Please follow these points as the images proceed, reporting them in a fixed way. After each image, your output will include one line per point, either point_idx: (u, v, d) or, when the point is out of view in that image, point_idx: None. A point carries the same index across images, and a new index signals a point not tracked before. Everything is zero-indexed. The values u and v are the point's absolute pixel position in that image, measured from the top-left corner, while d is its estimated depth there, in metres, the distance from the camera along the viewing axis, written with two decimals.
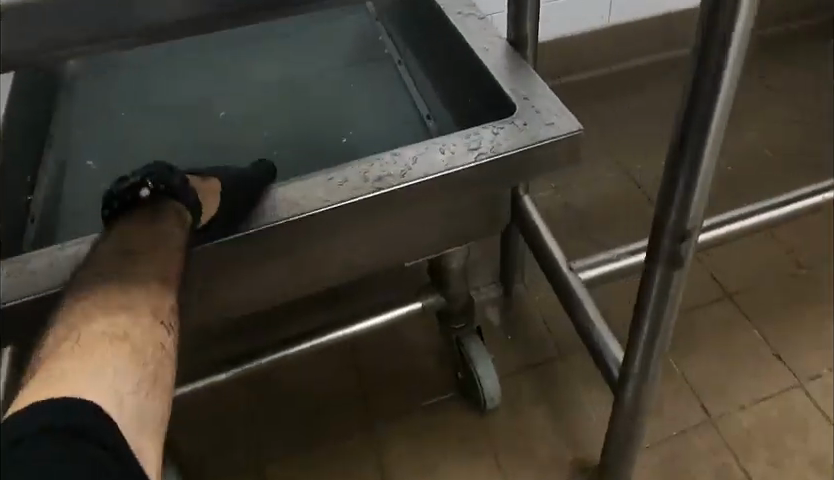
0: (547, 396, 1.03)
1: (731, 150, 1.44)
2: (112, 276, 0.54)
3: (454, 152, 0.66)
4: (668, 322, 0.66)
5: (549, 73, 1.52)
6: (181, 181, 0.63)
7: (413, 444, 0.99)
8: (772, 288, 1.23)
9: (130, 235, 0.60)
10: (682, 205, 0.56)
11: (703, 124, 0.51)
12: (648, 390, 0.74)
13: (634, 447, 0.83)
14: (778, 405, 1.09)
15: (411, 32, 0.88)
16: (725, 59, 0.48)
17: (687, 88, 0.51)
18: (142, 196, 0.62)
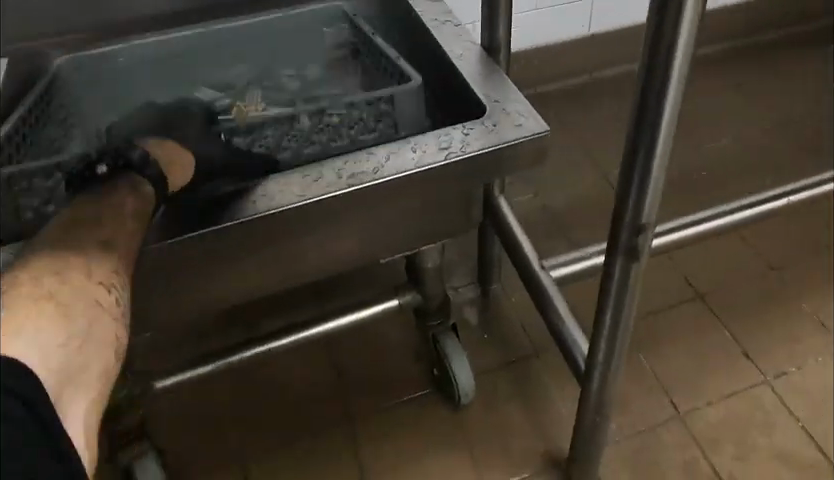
0: (521, 392, 1.06)
1: (703, 155, 1.49)
2: (56, 239, 0.48)
3: (425, 151, 0.68)
4: (629, 314, 0.70)
5: (526, 81, 1.55)
6: (140, 154, 0.56)
7: (391, 438, 1.02)
8: (741, 288, 1.27)
9: (81, 207, 0.51)
10: (636, 202, 0.59)
11: (653, 128, 0.54)
12: (612, 381, 0.78)
13: (601, 437, 0.86)
14: (745, 401, 1.12)
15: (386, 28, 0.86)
16: (671, 68, 0.51)
17: (637, 95, 0.54)
18: (100, 173, 0.54)
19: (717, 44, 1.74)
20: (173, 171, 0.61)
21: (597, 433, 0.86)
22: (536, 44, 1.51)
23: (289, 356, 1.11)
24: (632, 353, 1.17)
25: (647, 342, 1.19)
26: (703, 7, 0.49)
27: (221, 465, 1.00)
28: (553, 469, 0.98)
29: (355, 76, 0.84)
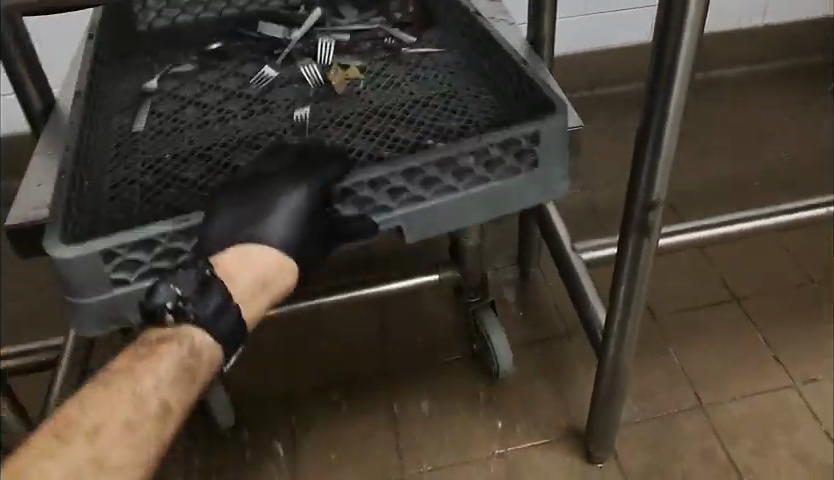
0: (548, 368, 1.13)
1: (753, 165, 1.53)
2: (179, 374, 0.55)
3: (497, 202, 0.70)
4: (641, 289, 0.78)
5: (582, 84, 1.66)
6: (215, 304, 0.57)
7: (425, 399, 1.11)
8: (776, 295, 1.30)
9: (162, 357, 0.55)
10: (649, 177, 0.68)
11: (661, 112, 0.63)
12: (625, 352, 0.85)
13: (616, 405, 0.93)
14: (770, 401, 1.15)
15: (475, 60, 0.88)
16: (679, 53, 0.59)
17: (649, 86, 0.63)
18: (166, 316, 0.56)
19: (775, 64, 1.79)
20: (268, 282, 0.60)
21: (611, 400, 0.92)
22: (573, 49, 1.60)
23: (342, 322, 1.23)
24: (659, 347, 1.22)
25: (679, 336, 1.24)
26: (706, 6, 0.57)
27: (273, 407, 1.12)
28: (572, 439, 1.05)
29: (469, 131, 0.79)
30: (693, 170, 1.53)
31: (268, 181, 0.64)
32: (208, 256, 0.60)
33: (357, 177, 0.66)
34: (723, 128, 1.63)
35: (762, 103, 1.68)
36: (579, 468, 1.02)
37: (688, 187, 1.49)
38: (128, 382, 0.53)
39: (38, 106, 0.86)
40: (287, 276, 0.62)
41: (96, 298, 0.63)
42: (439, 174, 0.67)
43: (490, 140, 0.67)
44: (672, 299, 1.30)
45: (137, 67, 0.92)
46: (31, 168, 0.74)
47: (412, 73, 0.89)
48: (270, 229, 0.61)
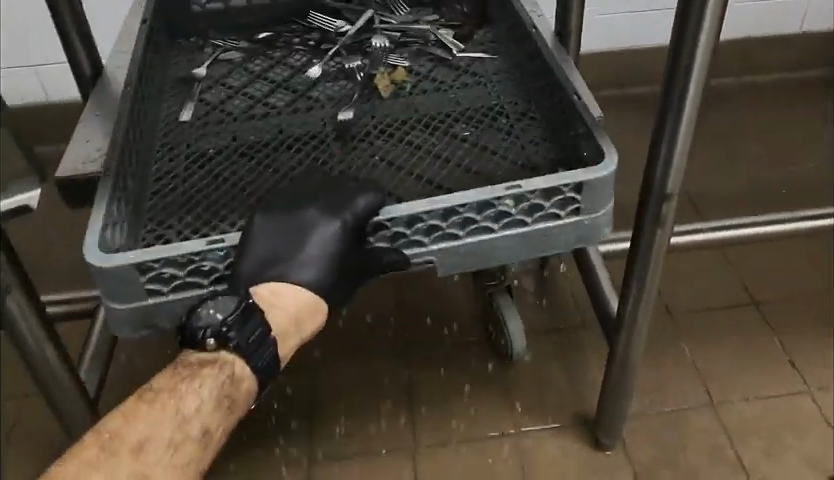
0: (562, 356, 1.16)
1: (782, 172, 1.53)
2: (221, 391, 0.62)
3: (530, 244, 0.74)
4: (652, 280, 0.82)
5: (613, 81, 1.71)
6: (257, 335, 0.63)
7: (439, 378, 1.14)
8: (797, 300, 1.31)
9: (203, 379, 0.61)
10: (664, 167, 0.73)
11: (682, 91, 0.68)
12: (636, 341, 0.89)
13: (624, 391, 0.96)
14: (783, 403, 1.15)
15: (524, 69, 0.93)
16: (696, 48, 0.65)
17: (665, 83, 0.69)
18: (209, 343, 0.62)
19: (810, 72, 1.79)
20: (302, 323, 0.67)
21: (620, 385, 0.95)
22: (602, 47, 1.67)
23: (363, 299, 1.27)
24: (674, 344, 1.23)
25: (694, 334, 1.25)
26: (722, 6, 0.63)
27: (293, 374, 1.16)
28: (581, 427, 1.07)
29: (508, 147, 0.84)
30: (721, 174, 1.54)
31: (304, 212, 0.70)
32: (248, 287, 0.66)
33: (396, 212, 0.70)
34: (750, 134, 1.63)
35: (794, 110, 1.69)
36: (586, 454, 1.04)
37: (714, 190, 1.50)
38: (172, 402, 0.60)
39: (87, 71, 0.91)
40: (319, 314, 0.68)
41: (129, 305, 0.68)
42: (477, 214, 0.71)
43: (531, 187, 0.71)
44: (691, 299, 1.31)
45: (190, 56, 0.97)
46: (81, 126, 0.79)
47: (462, 79, 0.94)
48: (303, 270, 0.68)
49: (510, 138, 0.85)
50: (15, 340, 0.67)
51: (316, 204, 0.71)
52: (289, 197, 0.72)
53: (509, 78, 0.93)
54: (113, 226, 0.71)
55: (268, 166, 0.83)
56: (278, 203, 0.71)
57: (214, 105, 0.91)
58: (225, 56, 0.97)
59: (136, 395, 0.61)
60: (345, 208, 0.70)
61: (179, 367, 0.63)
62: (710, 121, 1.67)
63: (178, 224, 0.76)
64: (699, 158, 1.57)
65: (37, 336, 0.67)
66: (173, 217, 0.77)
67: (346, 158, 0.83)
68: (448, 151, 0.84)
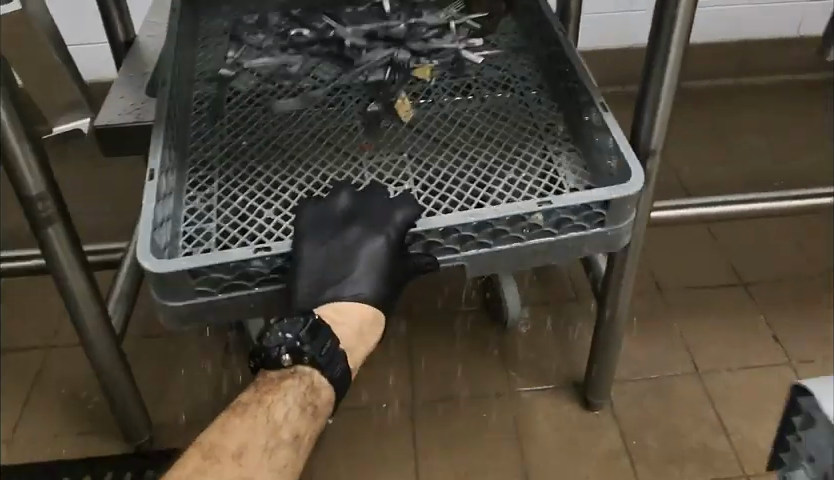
0: (557, 325, 1.23)
1: (775, 170, 1.60)
2: (305, 399, 0.67)
3: (557, 250, 0.76)
4: (634, 245, 0.91)
5: (615, 80, 1.75)
6: (330, 347, 0.67)
7: (437, 343, 1.21)
8: (784, 281, 1.35)
9: (286, 391, 0.67)
10: (649, 121, 0.81)
11: (664, 50, 0.76)
12: (620, 296, 0.97)
13: (612, 350, 1.04)
14: (765, 373, 1.20)
15: (547, 66, 0.98)
16: (677, 10, 0.73)
17: (652, 41, 0.77)
18: (284, 359, 0.67)
19: (805, 75, 1.85)
20: (368, 335, 0.71)
21: (608, 342, 1.03)
22: (606, 43, 1.70)
23: None
24: (662, 318, 1.28)
25: (682, 311, 1.30)
26: None
27: None
28: (572, 390, 1.14)
29: (531, 144, 0.88)
30: (715, 169, 1.61)
31: (349, 229, 0.74)
32: (310, 308, 0.69)
33: (432, 222, 0.73)
34: (743, 132, 1.70)
35: (787, 111, 1.76)
36: (576, 415, 1.11)
37: (710, 186, 1.57)
38: (260, 412, 0.66)
39: (121, 39, 1.06)
40: (381, 326, 0.72)
41: (185, 300, 0.71)
42: (509, 226, 0.74)
43: (563, 202, 0.73)
44: (680, 278, 1.36)
45: (215, 41, 1.03)
46: (124, 87, 0.92)
47: (485, 77, 0.98)
48: (359, 285, 0.71)
49: (537, 141, 0.88)
50: (54, 262, 0.81)
51: (360, 221, 0.74)
52: (332, 214, 0.75)
53: (531, 81, 0.97)
54: (159, 228, 0.74)
55: (301, 161, 0.87)
56: (323, 217, 0.74)
57: (244, 93, 0.96)
58: (248, 43, 1.01)
59: (227, 410, 0.67)
60: (388, 223, 0.73)
61: (261, 381, 0.68)
62: (706, 119, 1.74)
63: (217, 218, 0.79)
64: (694, 155, 1.64)
65: (70, 257, 0.81)
66: (213, 209, 0.80)
67: (376, 152, 0.87)
68: (475, 147, 0.87)
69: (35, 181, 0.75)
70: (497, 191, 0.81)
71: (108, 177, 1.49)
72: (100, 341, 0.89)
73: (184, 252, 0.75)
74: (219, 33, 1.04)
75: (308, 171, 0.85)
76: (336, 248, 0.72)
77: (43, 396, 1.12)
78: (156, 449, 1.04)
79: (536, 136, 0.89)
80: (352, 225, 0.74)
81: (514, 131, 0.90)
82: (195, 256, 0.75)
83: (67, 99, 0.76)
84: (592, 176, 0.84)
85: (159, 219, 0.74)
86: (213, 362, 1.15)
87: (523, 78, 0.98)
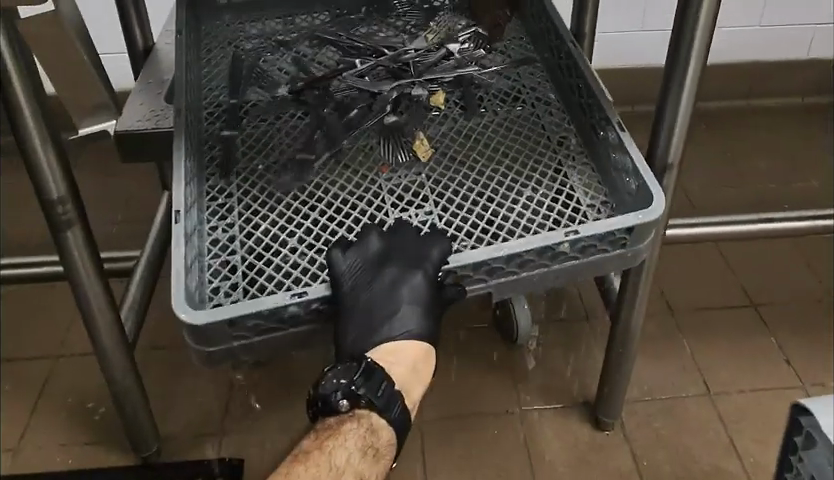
0: (567, 342, 1.23)
1: (783, 192, 1.60)
2: (366, 441, 0.67)
3: (585, 271, 0.76)
4: (651, 264, 0.90)
5: (624, 100, 1.76)
6: (387, 387, 0.67)
7: (446, 359, 1.20)
8: (795, 304, 1.34)
9: (347, 435, 0.66)
10: (666, 136, 0.82)
11: (684, 62, 0.77)
12: (635, 313, 0.96)
13: (624, 369, 1.03)
14: (778, 397, 1.18)
15: (558, 76, 0.98)
16: (697, 24, 0.74)
17: (671, 55, 0.78)
18: (343, 403, 0.67)
19: (814, 98, 1.86)
20: (421, 374, 0.71)
21: (621, 361, 1.02)
22: (616, 63, 1.71)
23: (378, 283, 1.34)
24: (674, 338, 1.27)
25: (694, 331, 1.29)
26: None
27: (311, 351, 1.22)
28: (583, 410, 1.13)
29: (547, 160, 0.88)
30: (725, 190, 1.61)
31: (385, 270, 0.72)
32: (363, 351, 0.69)
33: (464, 259, 0.72)
34: (752, 154, 1.71)
35: (796, 134, 1.76)
36: (587, 434, 1.10)
37: (720, 206, 1.57)
38: (324, 457, 0.65)
39: (140, 46, 1.08)
40: (431, 364, 0.72)
41: (221, 347, 0.68)
42: (537, 256, 0.73)
43: (587, 232, 0.73)
44: (691, 299, 1.35)
45: (227, 55, 1.03)
46: (142, 95, 0.93)
47: (493, 90, 0.98)
48: (407, 323, 0.70)
49: (554, 157, 0.88)
50: (73, 272, 0.81)
51: (395, 261, 0.73)
52: (367, 256, 0.73)
53: (541, 92, 0.98)
54: (189, 272, 0.72)
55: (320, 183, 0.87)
56: (358, 257, 0.73)
57: (259, 108, 0.96)
58: (262, 59, 1.02)
59: (292, 459, 0.66)
60: (424, 262, 0.71)
61: (320, 429, 0.68)
62: (715, 141, 1.74)
63: (241, 247, 0.79)
64: (703, 176, 1.65)
65: (88, 267, 0.82)
66: (236, 240, 0.80)
67: (395, 174, 0.87)
68: (492, 162, 0.88)
69: (57, 186, 0.76)
70: (517, 213, 0.80)
71: (120, 187, 1.49)
72: (113, 348, 0.88)
73: (212, 287, 0.75)
74: (230, 47, 1.05)
75: (327, 194, 0.85)
76: (375, 298, 0.70)
77: (50, 405, 1.11)
78: (164, 461, 1.03)
79: (551, 151, 0.89)
80: (384, 269, 0.72)
81: (529, 146, 0.90)
82: (224, 292, 0.74)
83: (95, 101, 0.86)
84: (609, 190, 0.84)
85: (189, 263, 0.73)
86: (222, 374, 1.14)
87: (533, 88, 0.98)
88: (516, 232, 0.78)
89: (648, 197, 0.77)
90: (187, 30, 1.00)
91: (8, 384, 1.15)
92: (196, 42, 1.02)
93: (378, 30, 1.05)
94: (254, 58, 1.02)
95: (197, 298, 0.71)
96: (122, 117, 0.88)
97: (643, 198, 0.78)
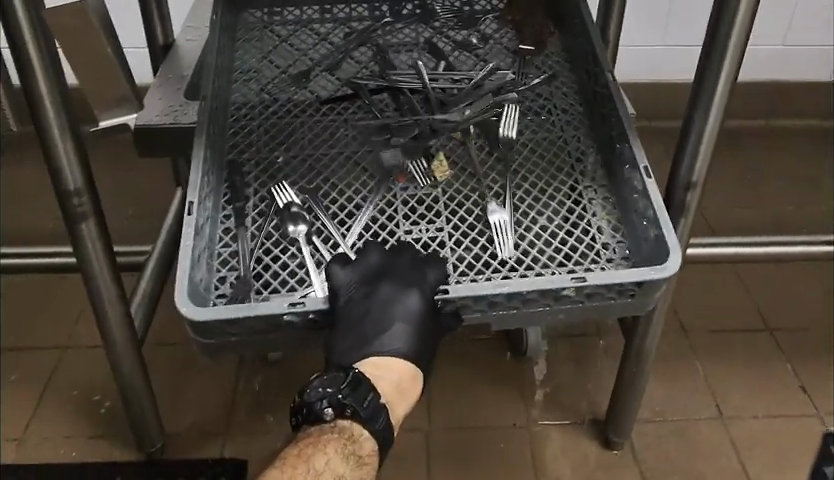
0: (577, 359, 1.21)
1: (804, 216, 1.58)
2: (348, 454, 0.62)
3: (590, 312, 0.70)
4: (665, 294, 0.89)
5: (642, 114, 1.74)
6: (372, 399, 0.62)
7: (454, 369, 1.19)
8: (812, 331, 1.32)
9: (328, 445, 0.62)
10: (692, 154, 0.80)
11: (712, 84, 0.76)
12: (650, 334, 0.94)
13: (636, 388, 1.01)
14: (791, 423, 1.16)
15: (587, 96, 0.94)
16: (730, 37, 0.72)
17: (702, 66, 0.76)
18: (326, 413, 0.62)
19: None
20: (410, 387, 0.65)
21: (634, 381, 1.00)
22: (636, 77, 1.69)
23: None
24: (687, 359, 1.25)
25: (707, 353, 1.26)
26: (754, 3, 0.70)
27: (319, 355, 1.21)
28: (593, 427, 1.11)
29: (564, 185, 0.86)
30: (744, 210, 1.59)
31: (380, 286, 0.69)
32: (350, 363, 0.65)
33: (462, 291, 0.67)
34: (772, 175, 1.68)
35: (818, 157, 1.74)
36: (596, 452, 1.09)
37: (738, 226, 1.55)
38: (300, 463, 0.62)
39: (160, 41, 1.07)
40: (421, 380, 0.67)
41: (218, 339, 0.67)
42: (539, 296, 0.68)
43: (595, 281, 0.67)
44: (705, 320, 1.33)
45: (258, 45, 1.03)
46: (158, 91, 0.92)
47: (525, 104, 0.95)
48: (394, 341, 0.66)
49: (570, 184, 0.86)
50: (86, 263, 0.81)
51: (390, 277, 0.69)
52: (365, 271, 0.70)
53: (570, 116, 0.93)
54: (197, 264, 0.71)
55: (337, 187, 0.86)
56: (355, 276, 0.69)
57: (285, 104, 0.95)
58: (292, 55, 1.02)
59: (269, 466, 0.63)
60: (420, 282, 0.68)
61: (302, 437, 0.64)
62: (735, 160, 1.72)
63: (250, 239, 0.79)
64: (721, 194, 1.63)
65: (101, 258, 0.81)
66: (247, 232, 0.80)
67: (410, 186, 0.85)
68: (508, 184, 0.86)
69: (74, 178, 0.75)
70: (532, 240, 0.79)
71: (135, 183, 1.49)
72: (122, 342, 0.88)
73: (218, 277, 0.75)
74: (263, 37, 1.04)
75: (341, 196, 0.85)
76: (366, 322, 0.66)
77: (57, 398, 1.11)
78: (168, 458, 1.02)
79: (570, 179, 0.87)
80: (382, 289, 0.68)
81: (550, 171, 0.88)
82: (230, 281, 0.74)
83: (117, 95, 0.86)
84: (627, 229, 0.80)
85: (196, 255, 0.71)
86: (227, 372, 1.14)
87: (564, 110, 0.94)
88: (524, 261, 0.77)
89: (664, 251, 0.72)
90: (222, 17, 0.99)
91: (16, 374, 1.15)
92: (229, 30, 1.01)
93: (413, 37, 1.04)
94: (285, 53, 1.02)
95: (200, 292, 0.70)
96: (143, 112, 0.88)
97: (661, 250, 0.73)
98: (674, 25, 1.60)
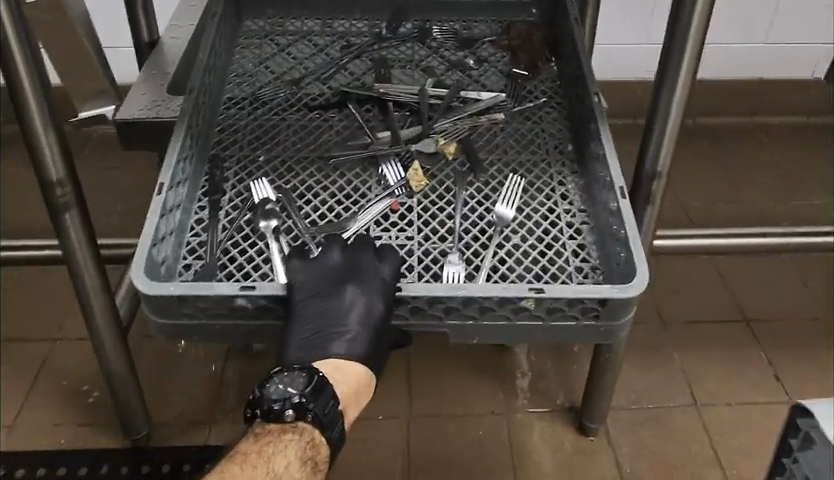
0: (557, 349, 1.24)
1: (783, 210, 1.61)
2: (307, 452, 0.66)
3: (553, 328, 0.70)
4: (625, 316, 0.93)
5: (627, 112, 1.77)
6: (332, 403, 0.66)
7: (439, 360, 1.22)
8: (788, 322, 1.35)
9: (288, 446, 0.65)
10: (654, 151, 0.84)
11: (673, 78, 0.79)
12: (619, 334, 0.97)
13: (611, 375, 1.04)
14: (764, 410, 1.19)
15: (573, 109, 0.96)
16: (689, 25, 0.75)
17: (664, 60, 0.79)
18: (287, 415, 0.66)
19: (819, 119, 1.87)
20: (364, 392, 0.70)
21: (609, 368, 1.03)
22: (620, 75, 1.72)
23: None
24: (665, 348, 1.28)
25: (683, 344, 1.29)
26: None
27: None
28: (571, 415, 1.14)
29: (541, 206, 0.86)
30: (724, 205, 1.62)
31: (345, 290, 0.71)
32: (310, 361, 0.69)
33: (415, 289, 0.68)
34: (753, 171, 1.71)
35: (798, 152, 1.77)
36: (573, 438, 1.12)
37: (718, 220, 1.58)
38: (262, 462, 0.65)
39: (145, 39, 1.10)
40: (371, 385, 0.71)
41: (175, 323, 0.69)
42: (497, 306, 0.68)
43: (553, 294, 0.67)
44: (685, 312, 1.36)
45: (255, 50, 1.06)
46: (140, 86, 0.95)
47: (513, 126, 0.96)
48: (354, 347, 0.69)
49: (548, 205, 0.86)
50: (71, 259, 0.84)
51: (355, 280, 0.71)
52: (325, 270, 0.72)
53: (557, 139, 0.95)
54: (160, 244, 0.74)
55: (313, 189, 0.88)
56: (317, 276, 0.71)
57: (271, 112, 0.97)
58: (285, 64, 1.05)
59: (230, 461, 0.66)
60: (376, 276, 0.70)
61: (261, 435, 0.67)
62: (717, 157, 1.75)
63: (222, 232, 0.81)
64: (701, 190, 1.66)
65: (85, 252, 0.84)
66: (219, 226, 0.82)
67: (385, 190, 0.87)
68: (485, 199, 0.87)
69: (56, 167, 0.78)
70: (504, 255, 0.80)
71: (126, 180, 1.52)
72: (104, 331, 0.90)
73: (184, 264, 0.77)
74: (261, 44, 1.07)
75: (317, 199, 0.86)
76: (323, 326, 0.69)
77: (47, 388, 1.13)
78: (154, 445, 1.05)
79: (548, 202, 0.87)
80: (343, 296, 0.71)
81: (531, 191, 0.88)
82: (194, 270, 0.77)
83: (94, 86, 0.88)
84: (602, 255, 0.80)
85: (161, 234, 0.74)
86: (211, 366, 1.16)
87: (550, 133, 0.95)
88: (493, 277, 0.78)
89: (632, 274, 0.71)
90: (223, 20, 1.02)
91: (6, 364, 1.17)
92: (229, 31, 1.05)
93: (408, 55, 1.07)
94: (278, 62, 1.05)
95: (160, 269, 0.72)
96: (122, 104, 0.91)
97: (628, 272, 0.73)
98: (658, 24, 1.63)
